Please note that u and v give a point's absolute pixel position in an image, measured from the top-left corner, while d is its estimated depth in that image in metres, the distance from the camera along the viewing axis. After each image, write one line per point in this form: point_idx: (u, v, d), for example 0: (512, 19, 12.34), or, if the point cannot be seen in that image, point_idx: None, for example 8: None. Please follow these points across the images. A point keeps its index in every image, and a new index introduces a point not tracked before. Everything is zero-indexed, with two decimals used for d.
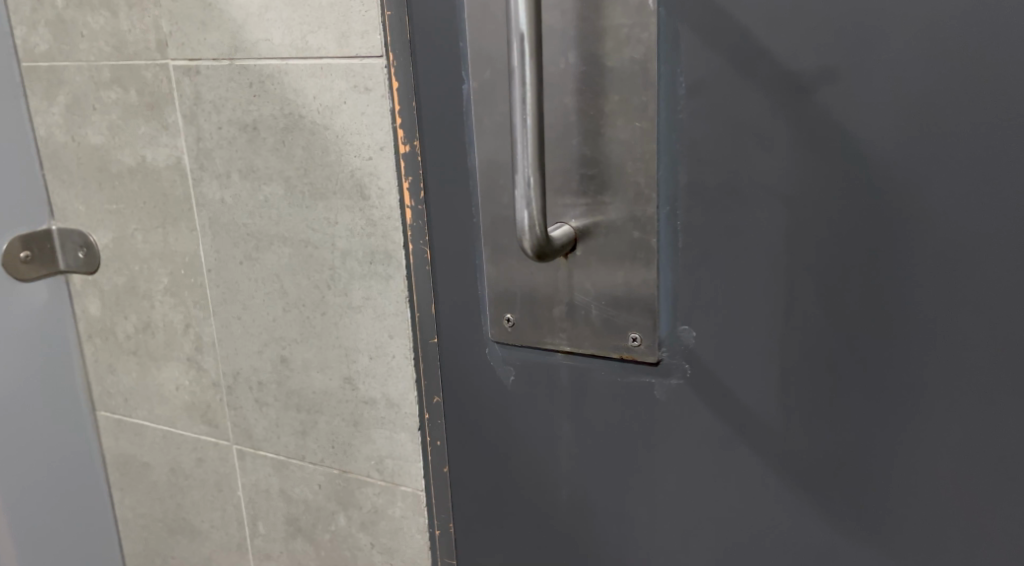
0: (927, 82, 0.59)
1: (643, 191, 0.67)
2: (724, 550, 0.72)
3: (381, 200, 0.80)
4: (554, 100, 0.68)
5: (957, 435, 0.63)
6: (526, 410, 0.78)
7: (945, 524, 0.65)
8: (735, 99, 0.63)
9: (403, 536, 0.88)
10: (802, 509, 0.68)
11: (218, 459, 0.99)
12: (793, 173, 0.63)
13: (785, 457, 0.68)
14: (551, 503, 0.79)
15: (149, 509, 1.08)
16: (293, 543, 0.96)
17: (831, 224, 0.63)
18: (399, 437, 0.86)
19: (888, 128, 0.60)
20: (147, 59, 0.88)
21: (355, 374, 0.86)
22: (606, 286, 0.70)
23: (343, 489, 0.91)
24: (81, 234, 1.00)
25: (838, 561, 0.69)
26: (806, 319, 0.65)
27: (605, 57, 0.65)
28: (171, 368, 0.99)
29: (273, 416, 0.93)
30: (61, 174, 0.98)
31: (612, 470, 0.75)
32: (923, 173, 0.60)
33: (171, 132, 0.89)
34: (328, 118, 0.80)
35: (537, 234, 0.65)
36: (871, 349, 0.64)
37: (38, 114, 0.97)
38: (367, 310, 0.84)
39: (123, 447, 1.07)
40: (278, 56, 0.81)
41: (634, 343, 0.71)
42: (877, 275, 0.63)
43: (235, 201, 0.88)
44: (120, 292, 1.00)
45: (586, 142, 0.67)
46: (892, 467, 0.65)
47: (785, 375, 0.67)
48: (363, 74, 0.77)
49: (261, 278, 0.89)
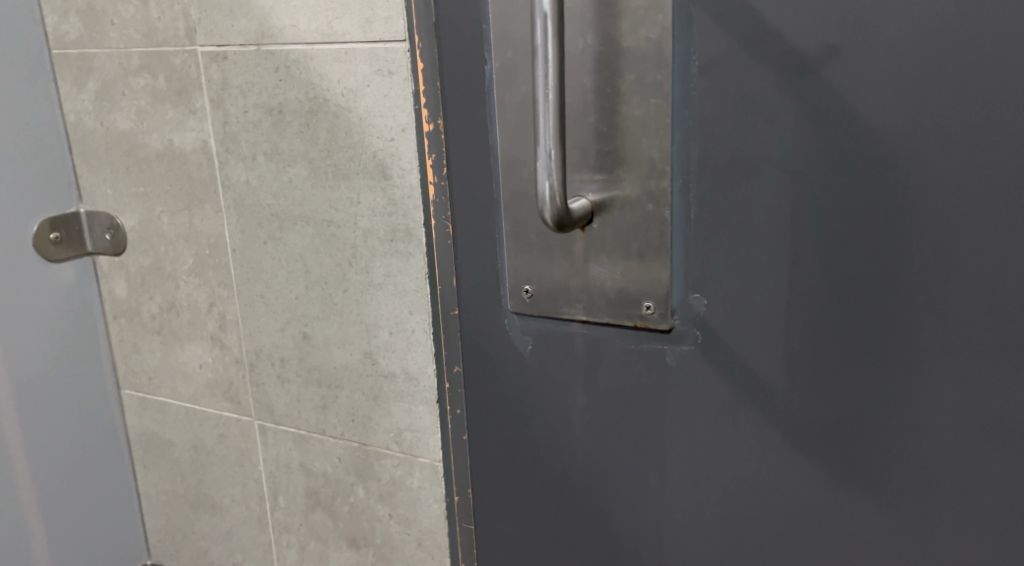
0: (926, 60, 0.62)
1: (657, 165, 0.70)
2: (732, 513, 0.75)
3: (402, 179, 0.83)
4: (573, 79, 0.71)
5: (956, 399, 0.66)
6: (543, 380, 0.81)
7: (944, 487, 0.68)
8: (745, 78, 0.66)
9: (420, 507, 0.91)
10: (808, 472, 0.71)
11: (240, 435, 1.02)
12: (801, 147, 0.66)
13: (791, 422, 0.71)
14: (566, 470, 0.82)
15: (171, 486, 1.11)
16: (312, 516, 0.99)
17: (837, 198, 0.66)
18: (417, 410, 0.89)
19: (890, 105, 0.63)
20: (177, 46, 0.91)
21: (376, 349, 0.89)
22: (621, 257, 0.73)
23: (362, 462, 0.94)
24: (108, 217, 1.03)
25: (840, 522, 0.71)
26: (813, 288, 0.68)
27: (621, 39, 0.68)
28: (195, 347, 1.02)
29: (295, 392, 0.96)
30: (90, 159, 1.01)
31: (624, 436, 0.78)
32: (924, 148, 0.63)
33: (198, 116, 0.92)
34: (352, 101, 0.83)
35: (556, 205, 0.68)
36: (874, 316, 0.67)
37: (68, 100, 1.00)
38: (387, 287, 0.87)
39: (147, 425, 1.10)
40: (303, 42, 0.84)
41: (647, 311, 0.74)
42: (881, 246, 0.66)
43: (260, 183, 0.91)
44: (146, 273, 1.03)
45: (603, 119, 0.70)
46: (895, 430, 0.68)
47: (791, 342, 0.69)
48: (386, 58, 0.80)
49: (285, 257, 0.92)
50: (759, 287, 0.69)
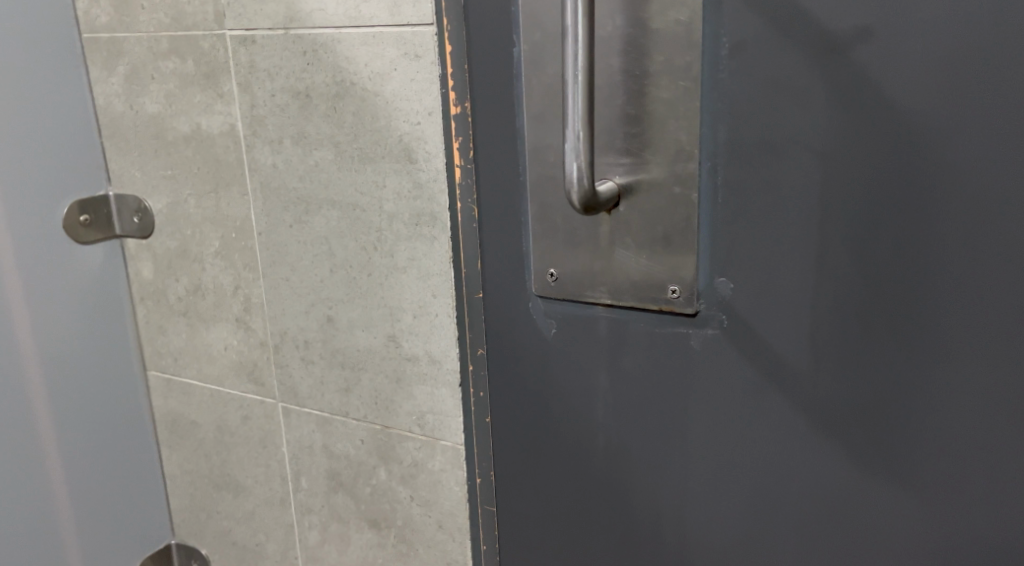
0: (959, 41, 0.62)
1: (685, 147, 0.70)
2: (755, 496, 0.75)
3: (428, 163, 0.83)
4: (601, 61, 0.71)
5: (984, 381, 0.66)
6: (567, 362, 0.81)
7: (969, 470, 0.67)
8: (775, 60, 0.66)
9: (442, 489, 0.92)
10: (832, 455, 0.71)
11: (263, 416, 1.03)
12: (832, 130, 0.66)
13: (816, 405, 0.71)
14: (589, 452, 0.82)
15: (196, 466, 1.12)
16: (334, 498, 1.00)
17: (866, 180, 0.66)
18: (440, 393, 0.89)
19: (921, 87, 0.63)
20: (206, 30, 0.92)
21: (399, 332, 0.90)
22: (646, 240, 0.73)
23: (384, 444, 0.94)
24: (136, 200, 1.04)
25: (863, 506, 0.71)
26: (840, 270, 0.68)
27: (650, 20, 0.68)
28: (220, 329, 1.03)
29: (318, 374, 0.97)
30: (119, 142, 1.02)
31: (648, 419, 0.78)
32: (955, 130, 0.63)
33: (226, 100, 0.93)
34: (379, 85, 0.84)
35: (583, 186, 0.68)
36: (902, 300, 0.67)
37: (99, 84, 1.01)
38: (411, 270, 0.87)
39: (172, 407, 1.11)
40: (331, 25, 0.84)
41: (673, 295, 0.74)
42: (909, 228, 0.65)
43: (287, 166, 0.92)
44: (173, 256, 1.04)
45: (631, 101, 0.71)
46: (921, 413, 0.68)
47: (817, 325, 0.69)
48: (413, 41, 0.81)
49: (310, 240, 0.93)
50: (785, 271, 0.69)
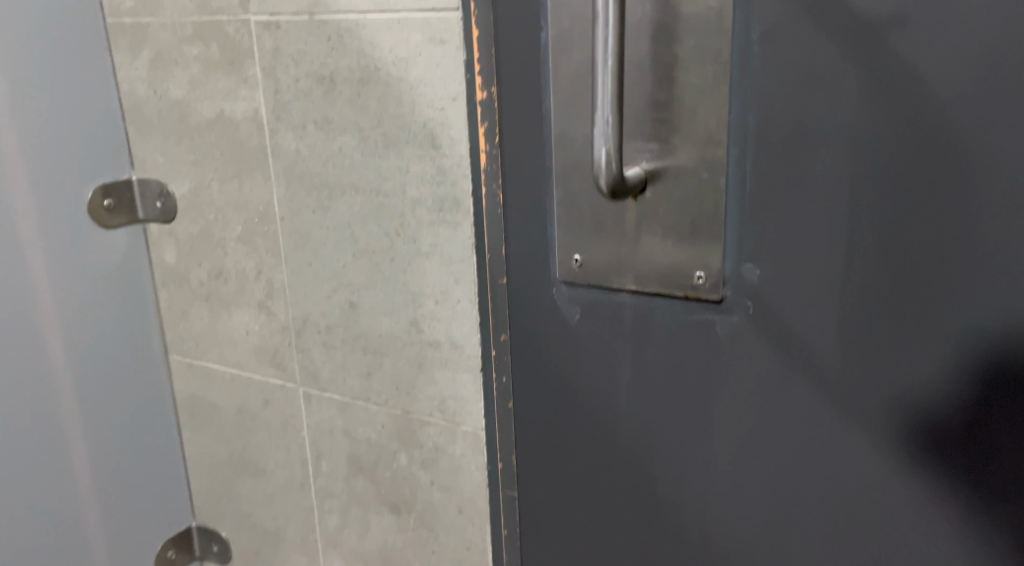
0: (994, 27, 0.61)
1: (714, 133, 0.70)
2: (777, 484, 0.75)
3: (452, 149, 0.84)
4: (630, 46, 0.70)
5: (1012, 370, 0.65)
6: (589, 349, 0.81)
7: (995, 458, 0.67)
8: (806, 46, 0.66)
9: (462, 474, 0.92)
10: (855, 444, 0.71)
11: (284, 400, 1.04)
12: (863, 116, 0.66)
13: (841, 393, 0.71)
14: (611, 439, 0.82)
15: (216, 449, 1.13)
16: (354, 482, 1.01)
17: (897, 166, 0.66)
18: (461, 378, 0.89)
19: (955, 74, 0.63)
20: (230, 15, 0.92)
21: (421, 317, 0.90)
22: (672, 225, 0.73)
23: (405, 429, 0.95)
24: (159, 184, 1.04)
25: (885, 494, 0.71)
26: (868, 257, 0.68)
27: (679, 6, 0.68)
28: (243, 314, 1.04)
29: (340, 358, 0.97)
30: (142, 127, 1.02)
31: (670, 406, 0.78)
32: (989, 117, 0.63)
33: (249, 85, 0.93)
34: (403, 70, 0.84)
35: (612, 171, 0.68)
36: (931, 287, 0.66)
37: (123, 68, 1.01)
38: (434, 257, 0.88)
39: (193, 391, 1.12)
40: (356, 11, 0.84)
41: (699, 281, 0.74)
42: (939, 216, 0.65)
43: (310, 151, 0.92)
44: (195, 241, 1.04)
45: (659, 87, 0.70)
46: (947, 400, 0.68)
47: (845, 312, 0.69)
48: (439, 27, 0.81)
49: (334, 225, 0.93)
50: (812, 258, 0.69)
